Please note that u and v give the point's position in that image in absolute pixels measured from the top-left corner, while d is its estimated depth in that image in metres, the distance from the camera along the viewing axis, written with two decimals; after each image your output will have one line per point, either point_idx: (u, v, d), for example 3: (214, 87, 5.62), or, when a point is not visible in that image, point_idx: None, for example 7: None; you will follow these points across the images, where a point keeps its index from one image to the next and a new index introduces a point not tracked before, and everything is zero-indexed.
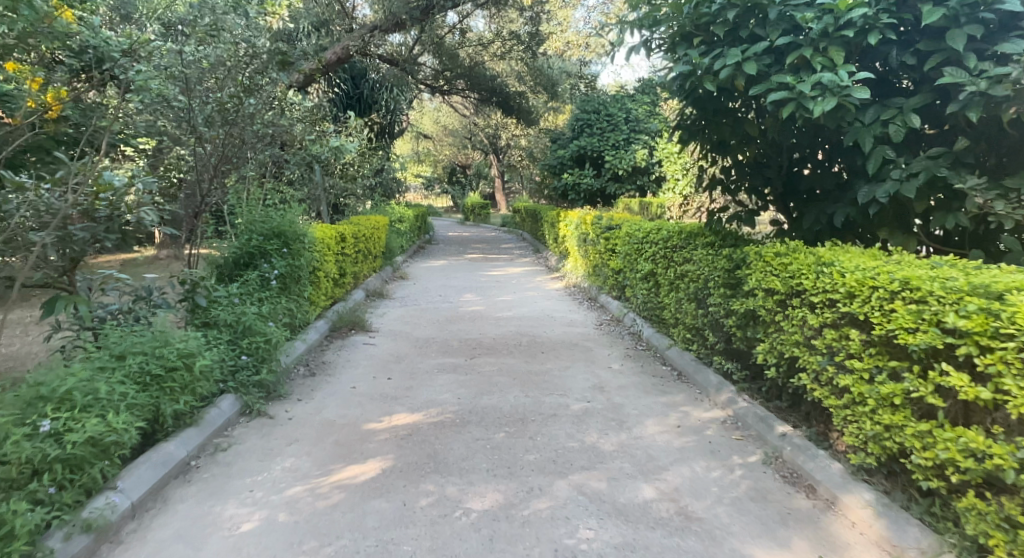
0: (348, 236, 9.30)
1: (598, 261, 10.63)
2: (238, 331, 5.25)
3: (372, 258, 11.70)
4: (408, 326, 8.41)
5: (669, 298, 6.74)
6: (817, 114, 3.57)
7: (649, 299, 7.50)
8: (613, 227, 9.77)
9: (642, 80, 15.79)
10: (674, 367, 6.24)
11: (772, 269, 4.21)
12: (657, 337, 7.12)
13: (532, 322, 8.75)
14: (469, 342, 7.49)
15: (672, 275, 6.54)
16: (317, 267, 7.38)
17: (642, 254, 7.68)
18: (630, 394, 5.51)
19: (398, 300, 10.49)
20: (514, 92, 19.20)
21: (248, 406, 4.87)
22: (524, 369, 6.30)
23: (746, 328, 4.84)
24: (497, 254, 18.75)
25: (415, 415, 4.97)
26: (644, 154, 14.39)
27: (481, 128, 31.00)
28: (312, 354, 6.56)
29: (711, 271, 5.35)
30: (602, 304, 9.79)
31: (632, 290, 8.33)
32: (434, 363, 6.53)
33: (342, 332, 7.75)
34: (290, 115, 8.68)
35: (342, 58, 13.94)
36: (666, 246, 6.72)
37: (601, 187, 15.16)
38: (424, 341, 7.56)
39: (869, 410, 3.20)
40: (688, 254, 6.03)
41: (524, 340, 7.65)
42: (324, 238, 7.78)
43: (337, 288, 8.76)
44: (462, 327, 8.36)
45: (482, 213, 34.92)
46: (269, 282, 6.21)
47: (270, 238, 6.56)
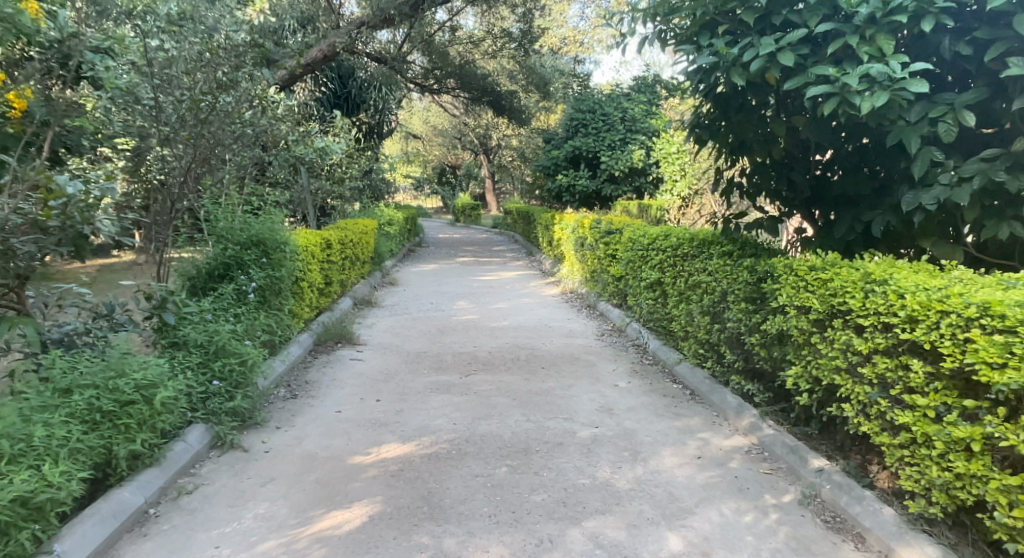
0: (334, 242, 8.80)
1: (597, 266, 10.17)
2: (210, 352, 4.75)
3: (360, 264, 11.20)
4: (399, 339, 7.91)
5: (678, 310, 6.30)
6: (866, 111, 3.13)
7: (656, 310, 7.05)
8: (613, 231, 9.33)
9: (637, 79, 15.40)
10: (685, 384, 5.80)
11: (806, 284, 3.77)
12: (665, 351, 6.68)
13: (530, 333, 8.28)
14: (464, 357, 7.01)
15: (682, 285, 6.10)
16: (300, 277, 6.87)
17: (647, 262, 7.23)
18: (641, 418, 5.05)
19: (388, 309, 9.99)
20: (506, 91, 18.72)
21: (220, 438, 4.38)
22: (525, 389, 5.83)
23: (771, 348, 4.39)
24: (489, 257, 18.27)
25: (407, 445, 4.49)
26: (641, 155, 13.92)
27: (471, 128, 30.49)
28: (293, 373, 6.05)
29: (729, 284, 4.90)
30: (602, 313, 9.35)
31: (636, 299, 7.87)
32: (427, 382, 6.05)
33: (328, 346, 7.25)
34: (272, 114, 8.17)
35: (329, 55, 13.41)
36: (675, 255, 6.27)
37: (596, 189, 14.70)
38: (415, 355, 7.08)
39: (938, 454, 2.76)
40: (701, 264, 5.58)
41: (523, 354, 7.18)
42: (308, 245, 7.28)
43: (323, 297, 8.26)
44: (455, 339, 7.88)
45: (473, 215, 34.41)
46: (246, 295, 5.70)
47: (248, 247, 6.05)
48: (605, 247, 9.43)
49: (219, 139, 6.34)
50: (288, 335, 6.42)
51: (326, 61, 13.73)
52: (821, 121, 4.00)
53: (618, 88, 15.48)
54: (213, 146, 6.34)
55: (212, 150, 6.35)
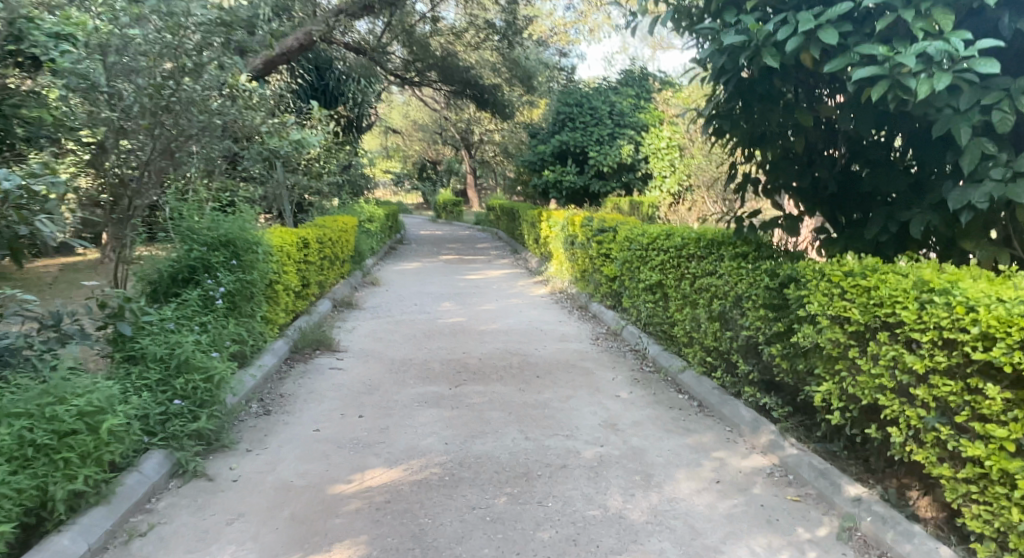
0: (312, 241, 8.29)
1: (589, 265, 9.76)
2: (172, 368, 4.26)
3: (339, 263, 10.67)
4: (382, 344, 7.43)
5: (683, 314, 5.89)
6: (925, 95, 2.72)
7: (656, 312, 6.63)
8: (605, 229, 8.95)
9: (624, 73, 15.04)
10: (692, 395, 5.40)
11: (841, 292, 3.38)
12: (667, 358, 6.27)
13: (521, 337, 7.85)
14: (452, 364, 6.55)
15: (687, 288, 5.70)
16: (275, 280, 6.36)
17: (647, 262, 6.81)
18: (649, 434, 4.64)
19: (369, 311, 9.50)
20: (489, 84, 18.22)
21: (181, 465, 3.88)
22: (520, 401, 5.40)
23: (795, 360, 4.00)
24: (474, 255, 17.78)
25: (394, 470, 4.03)
26: (629, 149, 13.53)
27: (452, 123, 29.94)
28: (266, 385, 5.55)
29: (744, 289, 4.50)
30: (595, 315, 8.95)
31: (634, 301, 7.46)
32: (413, 393, 5.58)
33: (305, 354, 6.75)
34: (244, 104, 7.65)
35: (305, 44, 12.83)
36: (680, 255, 5.86)
37: (584, 185, 14.23)
38: (400, 363, 6.61)
39: (1019, 494, 2.39)
40: (711, 266, 5.17)
41: (515, 361, 6.74)
42: (283, 245, 6.75)
43: (300, 301, 7.75)
44: (442, 344, 7.41)
45: (454, 211, 33.84)
46: (213, 301, 5.17)
47: (216, 248, 5.52)
48: (598, 246, 9.03)
49: (185, 131, 5.81)
50: (261, 344, 5.92)
51: (303, 51, 13.16)
52: (856, 111, 3.61)
53: (605, 82, 15.08)
54: (180, 137, 5.80)
55: (177, 141, 5.81)
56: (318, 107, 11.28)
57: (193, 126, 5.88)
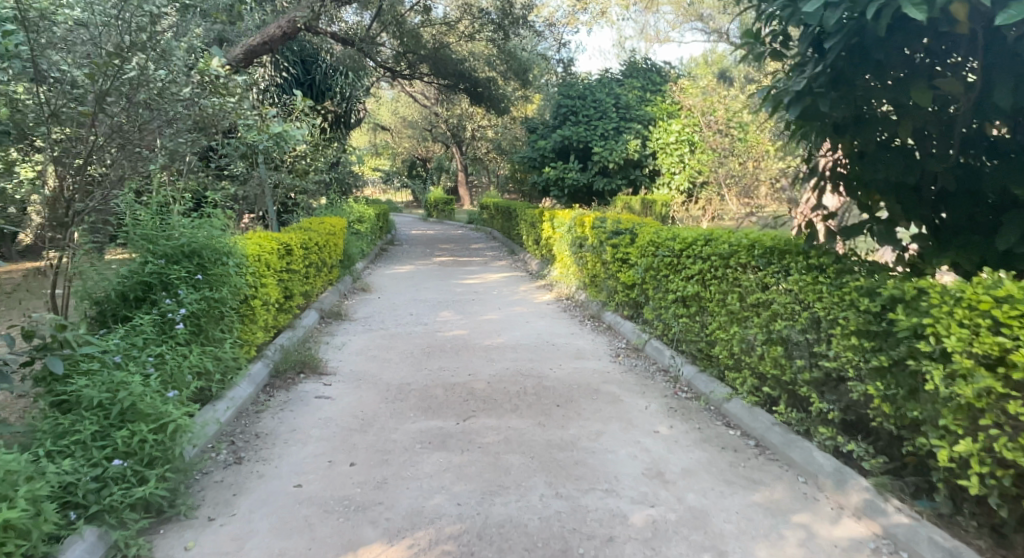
0: (295, 247, 7.35)
1: (601, 271, 8.90)
2: (115, 417, 3.39)
3: (327, 269, 9.77)
4: (376, 364, 6.54)
5: (729, 332, 5.04)
6: None
7: (690, 328, 5.77)
8: (621, 232, 8.16)
9: (627, 64, 14.19)
10: (746, 431, 4.57)
11: (999, 323, 2.63)
12: (705, 382, 5.43)
13: (533, 353, 7.01)
14: (459, 390, 5.69)
15: (736, 304, 4.85)
16: (251, 295, 5.45)
17: (679, 271, 5.96)
18: (707, 488, 3.80)
19: (361, 322, 8.63)
20: (483, 77, 17.43)
21: (121, 549, 3.03)
22: (542, 440, 4.55)
23: (903, 404, 3.18)
24: (470, 256, 16.86)
25: (397, 547, 3.19)
26: (637, 145, 12.45)
27: (443, 119, 28.97)
28: (239, 424, 4.66)
29: (824, 310, 3.68)
30: (610, 325, 8.12)
31: (660, 313, 6.62)
32: (413, 431, 4.71)
33: (286, 379, 5.85)
34: (216, 93, 6.72)
35: (289, 32, 11.86)
36: (725, 264, 5.02)
37: (587, 182, 13.10)
38: (398, 389, 5.73)
39: None
40: (772, 279, 4.33)
41: (530, 385, 5.87)
42: (260, 253, 5.82)
43: (281, 315, 6.84)
44: (444, 364, 6.55)
45: (445, 209, 32.83)
46: (173, 325, 4.28)
47: (178, 259, 4.63)
48: (612, 252, 8.17)
49: (148, 128, 5.03)
50: (232, 371, 5.02)
51: (287, 40, 12.21)
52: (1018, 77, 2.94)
53: (607, 74, 14.20)
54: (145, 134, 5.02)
55: (138, 137, 4.99)
56: (302, 99, 10.35)
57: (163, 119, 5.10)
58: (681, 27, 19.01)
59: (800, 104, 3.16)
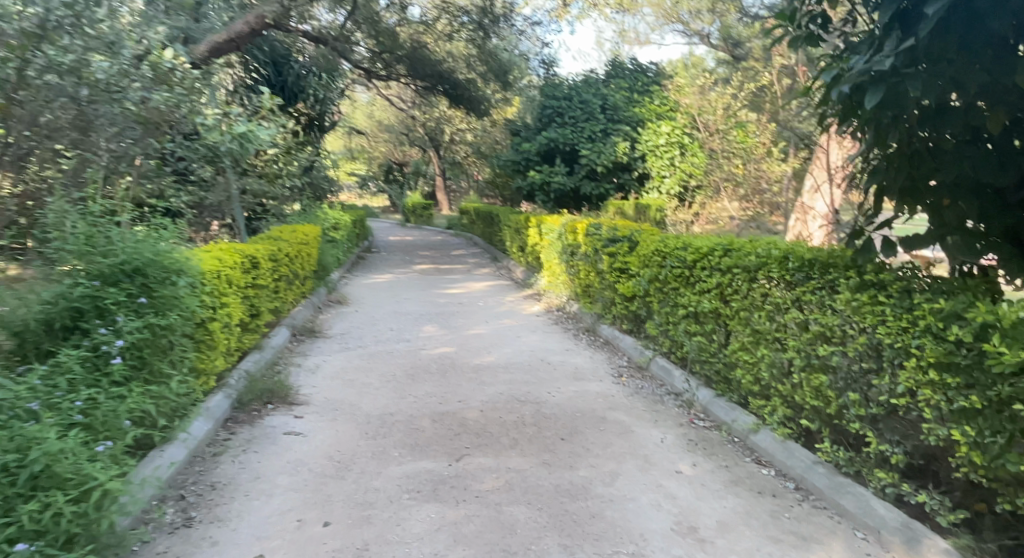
0: (263, 260, 6.65)
1: (596, 281, 8.31)
2: (24, 483, 2.71)
3: (301, 281, 9.08)
4: (354, 390, 5.86)
5: (756, 355, 4.45)
6: None
7: (705, 347, 5.18)
8: (619, 240, 7.57)
9: (612, 64, 13.65)
10: (781, 470, 3.99)
11: None
12: (725, 409, 4.84)
13: (529, 374, 6.37)
14: (448, 422, 5.04)
15: (765, 325, 4.27)
16: (208, 317, 4.74)
17: (692, 285, 5.37)
18: (750, 548, 3.22)
19: (336, 340, 7.92)
20: (463, 79, 16.81)
21: None
22: (549, 485, 3.92)
23: (1001, 454, 2.62)
24: (451, 264, 16.15)
25: None
26: (626, 147, 11.90)
27: (420, 122, 28.28)
28: (192, 473, 3.98)
29: (887, 336, 3.12)
30: (608, 340, 7.53)
31: (666, 329, 6.05)
32: (398, 476, 4.05)
33: (251, 412, 5.14)
34: (168, 90, 6.04)
35: (257, 29, 11.18)
36: (752, 278, 4.44)
37: (574, 187, 12.41)
38: (379, 421, 5.06)
39: None
40: (815, 297, 3.75)
41: (528, 413, 5.24)
42: (221, 268, 5.13)
43: (246, 336, 6.14)
44: (430, 388, 5.89)
45: (424, 215, 32.07)
46: (108, 359, 3.59)
47: (119, 279, 3.95)
48: (609, 262, 7.63)
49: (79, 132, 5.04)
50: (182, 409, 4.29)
51: (254, 37, 11.49)
52: None
53: (591, 75, 13.65)
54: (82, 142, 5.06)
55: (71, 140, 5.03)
56: (270, 99, 9.66)
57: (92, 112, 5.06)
58: (661, 29, 18.51)
59: (880, 88, 2.57)
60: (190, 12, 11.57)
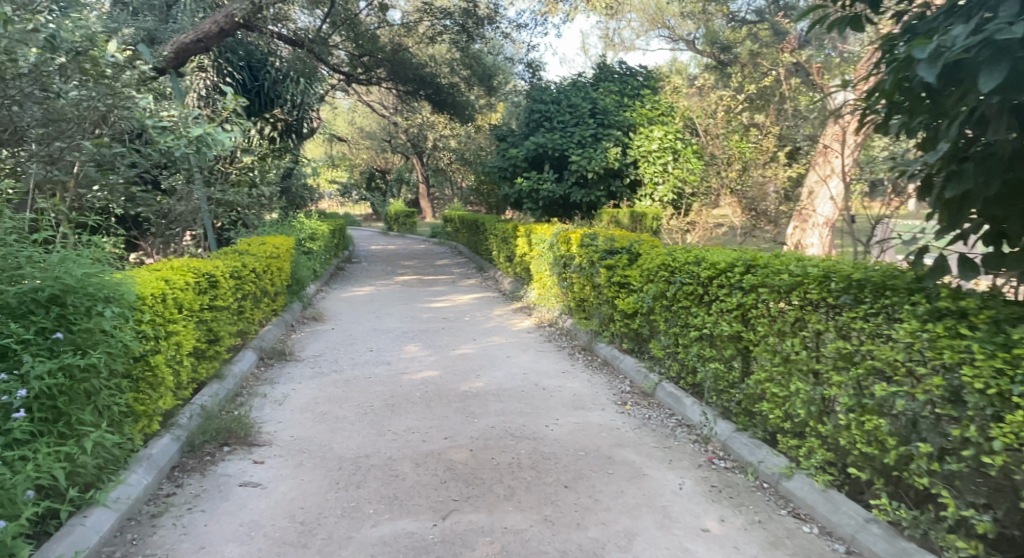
0: (223, 279, 6.01)
1: (592, 296, 7.70)
2: None
3: (271, 297, 8.40)
4: (325, 427, 5.20)
5: (786, 386, 3.84)
6: None
7: (721, 374, 4.56)
8: (618, 253, 6.96)
9: (600, 67, 12.99)
10: (825, 527, 3.39)
11: None
12: (749, 447, 4.22)
13: (522, 402, 5.73)
14: (433, 465, 4.40)
15: (800, 355, 3.66)
16: (150, 349, 4.08)
17: (706, 304, 4.76)
18: None
19: (309, 364, 7.25)
20: (446, 83, 16.12)
21: None
22: (554, 552, 3.29)
23: None
24: (435, 274, 15.42)
25: None
26: (617, 153, 11.21)
27: (402, 129, 27.56)
28: (124, 543, 3.34)
29: (975, 380, 2.58)
30: (607, 361, 6.93)
31: (675, 351, 5.44)
32: (372, 542, 3.41)
33: (203, 458, 4.52)
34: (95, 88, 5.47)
35: (227, 28, 10.47)
36: (781, 299, 3.84)
37: (563, 195, 11.75)
38: (352, 466, 4.41)
39: None
40: (868, 324, 3.16)
41: (524, 451, 4.60)
42: (167, 291, 4.48)
43: (203, 365, 5.48)
44: (412, 422, 5.24)
45: (407, 223, 31.30)
46: (11, 411, 2.93)
47: (35, 309, 3.28)
48: (607, 275, 7.03)
49: (13, 115, 5.27)
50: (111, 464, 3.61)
51: (223, 38, 10.80)
52: None
53: (579, 78, 13.07)
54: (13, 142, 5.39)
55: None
56: (233, 98, 8.96)
57: (21, 100, 5.19)
58: (647, 34, 18.04)
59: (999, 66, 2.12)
60: (161, 15, 11.48)
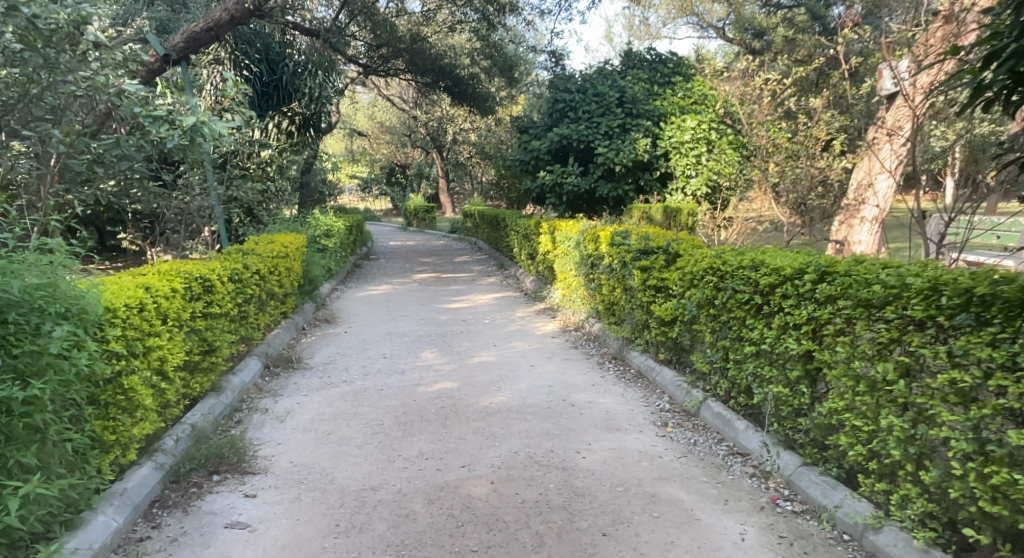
0: (222, 282, 5.50)
1: (623, 299, 7.05)
2: None
3: (279, 299, 7.88)
4: (329, 450, 4.63)
5: (873, 419, 3.17)
6: None
7: (784, 399, 3.90)
8: (655, 253, 6.32)
9: (629, 54, 12.24)
10: None
11: None
12: (822, 486, 3.57)
13: (549, 422, 5.10)
14: (449, 501, 3.81)
15: (898, 388, 2.98)
16: (123, 368, 3.53)
17: (766, 316, 4.11)
18: None
19: (317, 372, 6.70)
20: (465, 74, 15.46)
21: None
22: None
23: None
24: (454, 272, 14.80)
25: None
26: (647, 144, 10.58)
27: (422, 123, 27.01)
28: None
29: None
30: (642, 372, 6.28)
31: (724, 367, 4.78)
32: None
33: (188, 490, 3.97)
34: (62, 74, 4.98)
35: (239, 16, 9.57)
36: (869, 314, 3.17)
37: (589, 188, 11.09)
38: (356, 503, 3.82)
39: None
40: (1003, 354, 2.55)
41: (553, 485, 3.99)
42: (148, 301, 3.94)
43: (197, 380, 4.95)
44: (425, 446, 4.65)
45: (427, 218, 30.76)
46: None
47: None
48: (642, 278, 6.37)
49: None
50: (62, 508, 3.07)
51: (239, 27, 9.92)
52: None
53: (606, 66, 12.35)
54: None
55: None
56: (234, 85, 9.01)
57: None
58: (675, 21, 17.20)
59: None
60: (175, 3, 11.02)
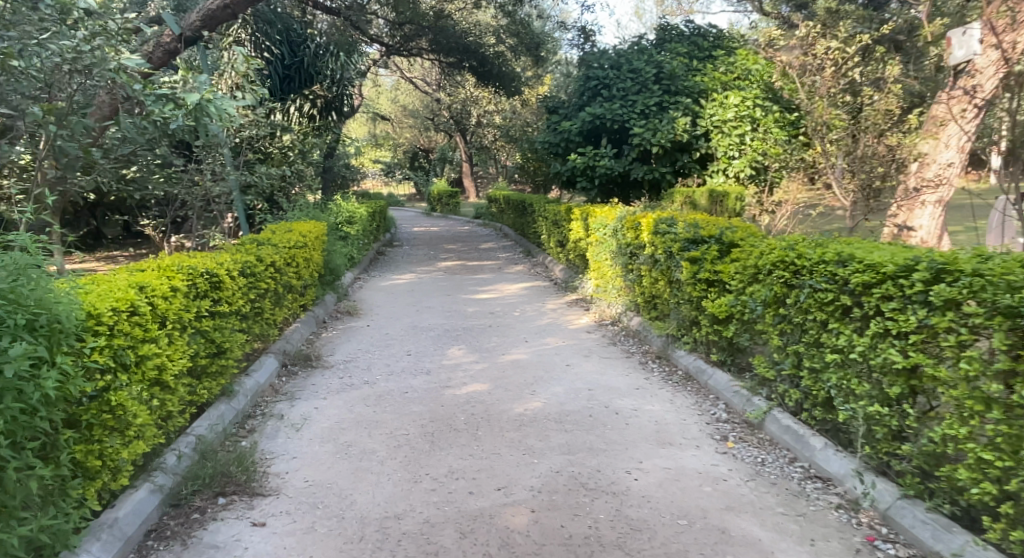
0: (230, 276, 5.00)
1: (668, 292, 6.45)
2: None
3: (297, 292, 7.40)
4: (348, 467, 4.12)
5: (1012, 454, 2.56)
6: None
7: (880, 418, 3.30)
8: (707, 241, 5.71)
9: (666, 27, 11.47)
10: None
11: None
12: (931, 525, 2.98)
13: (593, 434, 4.54)
14: (486, 534, 3.29)
15: None
16: (110, 381, 3.06)
17: (856, 320, 3.50)
18: None
19: (337, 371, 6.22)
20: (491, 52, 14.59)
21: None
22: None
23: None
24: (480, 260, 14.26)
25: None
26: (686, 123, 9.91)
27: (445, 105, 26.41)
28: None
29: None
30: (690, 374, 5.68)
31: (795, 375, 4.18)
32: None
33: (189, 517, 3.47)
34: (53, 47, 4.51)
35: None
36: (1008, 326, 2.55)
37: (623, 171, 10.42)
38: (378, 535, 3.32)
39: None
40: None
41: (604, 516, 3.44)
42: (142, 302, 3.45)
43: (204, 386, 4.46)
44: (455, 463, 4.13)
45: (451, 203, 30.24)
46: None
47: None
48: (691, 271, 5.75)
49: None
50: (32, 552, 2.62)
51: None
52: None
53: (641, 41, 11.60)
54: None
55: None
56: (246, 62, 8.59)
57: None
58: None
59: None
60: None
